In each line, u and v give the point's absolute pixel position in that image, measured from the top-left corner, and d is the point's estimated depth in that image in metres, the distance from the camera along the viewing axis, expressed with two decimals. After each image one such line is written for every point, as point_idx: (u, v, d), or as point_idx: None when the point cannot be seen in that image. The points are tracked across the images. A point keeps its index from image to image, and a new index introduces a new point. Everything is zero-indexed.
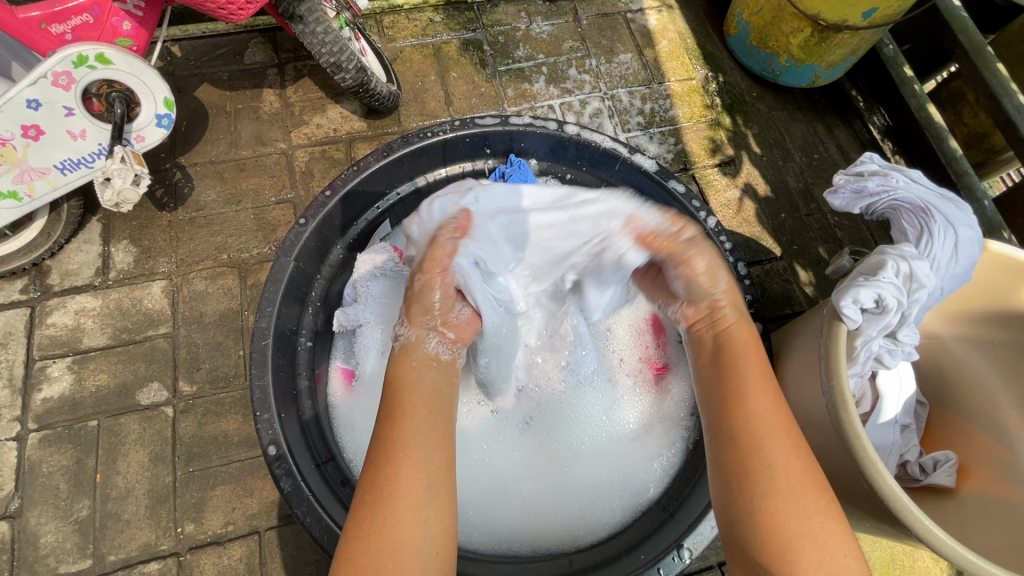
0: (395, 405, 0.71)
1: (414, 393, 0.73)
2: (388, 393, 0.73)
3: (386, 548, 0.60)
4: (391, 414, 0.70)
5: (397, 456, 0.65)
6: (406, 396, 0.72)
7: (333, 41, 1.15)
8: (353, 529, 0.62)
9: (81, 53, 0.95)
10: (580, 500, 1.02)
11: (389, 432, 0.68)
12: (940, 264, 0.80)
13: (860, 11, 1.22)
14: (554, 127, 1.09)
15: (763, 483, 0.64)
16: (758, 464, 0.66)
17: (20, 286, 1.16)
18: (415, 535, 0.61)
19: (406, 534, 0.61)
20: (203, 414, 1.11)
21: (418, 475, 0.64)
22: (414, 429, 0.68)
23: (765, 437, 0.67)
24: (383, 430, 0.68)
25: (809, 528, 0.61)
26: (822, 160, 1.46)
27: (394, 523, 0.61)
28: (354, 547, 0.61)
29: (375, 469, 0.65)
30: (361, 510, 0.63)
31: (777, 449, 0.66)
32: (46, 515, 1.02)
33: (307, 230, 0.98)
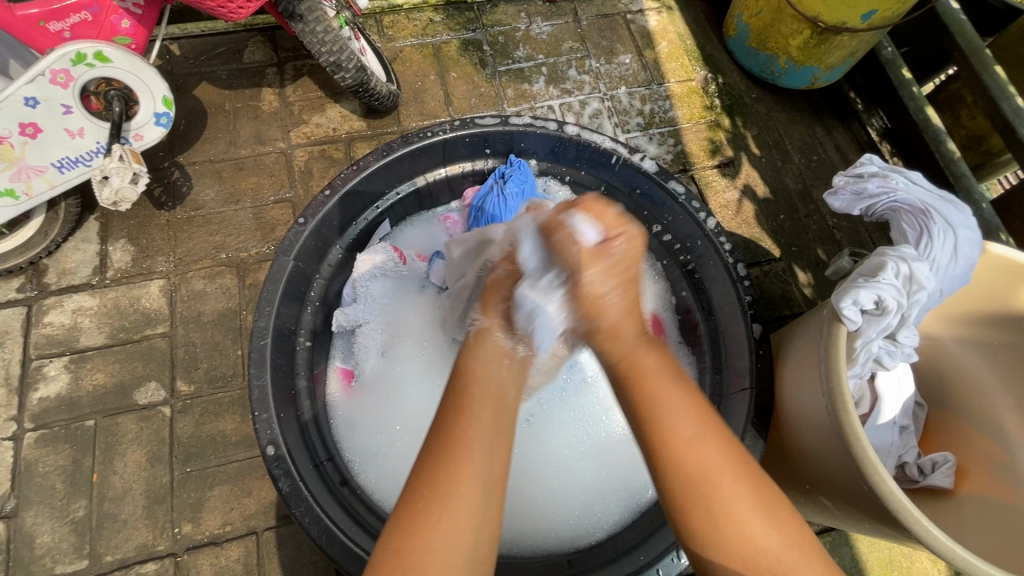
0: (463, 402, 0.67)
1: (485, 393, 0.69)
2: (454, 386, 0.70)
3: (440, 551, 0.57)
4: (460, 412, 0.66)
5: (462, 457, 0.62)
6: (478, 396, 0.68)
7: (333, 40, 1.15)
8: (403, 526, 0.59)
9: (80, 51, 0.95)
10: (578, 500, 1.02)
11: (455, 428, 0.65)
12: (939, 265, 0.80)
13: (859, 13, 1.23)
14: (554, 127, 1.09)
15: (701, 511, 0.59)
16: (707, 490, 0.59)
17: (17, 285, 1.15)
18: (465, 540, 0.59)
19: (458, 535, 0.59)
20: (201, 414, 1.10)
21: (479, 481, 0.61)
22: (486, 429, 0.65)
23: (697, 463, 0.60)
24: (453, 425, 0.65)
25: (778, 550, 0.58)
26: (821, 162, 1.47)
27: (454, 526, 0.59)
28: (405, 545, 0.58)
29: (440, 468, 0.61)
30: (413, 507, 0.60)
31: (724, 478, 0.60)
32: (42, 515, 1.02)
33: (306, 229, 0.97)
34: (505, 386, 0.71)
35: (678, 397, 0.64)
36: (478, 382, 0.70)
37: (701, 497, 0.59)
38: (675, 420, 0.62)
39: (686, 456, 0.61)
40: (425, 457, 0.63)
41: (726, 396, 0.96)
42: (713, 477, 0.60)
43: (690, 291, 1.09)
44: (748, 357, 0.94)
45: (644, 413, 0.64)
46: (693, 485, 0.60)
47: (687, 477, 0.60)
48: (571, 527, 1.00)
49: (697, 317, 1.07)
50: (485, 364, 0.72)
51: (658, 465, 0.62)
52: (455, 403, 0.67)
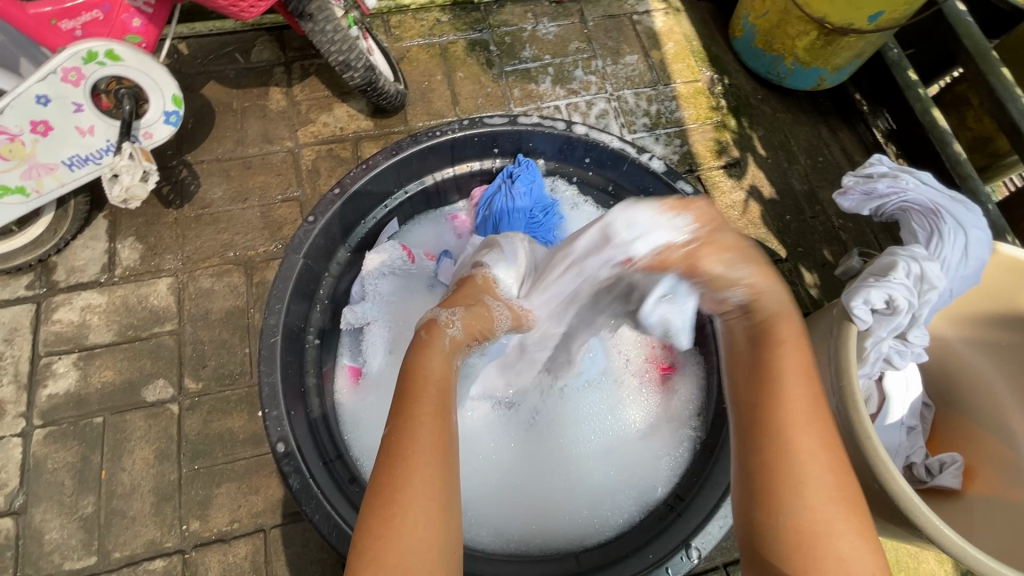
0: (414, 397, 0.68)
1: (437, 390, 0.70)
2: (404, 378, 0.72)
3: (409, 553, 0.57)
4: (412, 408, 0.67)
5: (417, 457, 0.62)
6: (428, 394, 0.69)
7: (342, 39, 1.15)
8: (381, 526, 0.59)
9: (92, 49, 0.95)
10: (586, 499, 1.02)
11: (408, 428, 0.64)
12: (950, 265, 0.80)
13: (866, 15, 1.23)
14: (562, 128, 1.09)
15: (785, 493, 0.61)
16: (789, 478, 0.61)
17: (25, 282, 1.16)
18: (438, 538, 0.59)
19: (427, 534, 0.59)
20: (209, 411, 1.11)
21: (438, 480, 0.62)
22: (437, 427, 0.65)
23: (794, 425, 0.64)
24: (402, 426, 0.65)
25: (834, 533, 0.58)
26: (827, 163, 1.47)
27: (416, 525, 0.59)
28: (375, 552, 0.57)
29: (395, 470, 0.61)
30: (377, 510, 0.60)
31: (808, 453, 0.62)
32: (50, 512, 1.02)
33: (315, 228, 0.98)
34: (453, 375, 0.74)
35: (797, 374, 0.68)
36: (428, 379, 0.70)
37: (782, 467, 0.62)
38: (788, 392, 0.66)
39: (788, 426, 0.64)
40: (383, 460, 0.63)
41: None
42: (799, 444, 0.63)
43: None
44: None
45: (772, 379, 0.67)
46: (778, 453, 0.63)
47: (777, 447, 0.63)
48: (579, 526, 1.00)
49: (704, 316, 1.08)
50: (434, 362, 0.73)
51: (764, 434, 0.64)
52: (404, 402, 0.67)
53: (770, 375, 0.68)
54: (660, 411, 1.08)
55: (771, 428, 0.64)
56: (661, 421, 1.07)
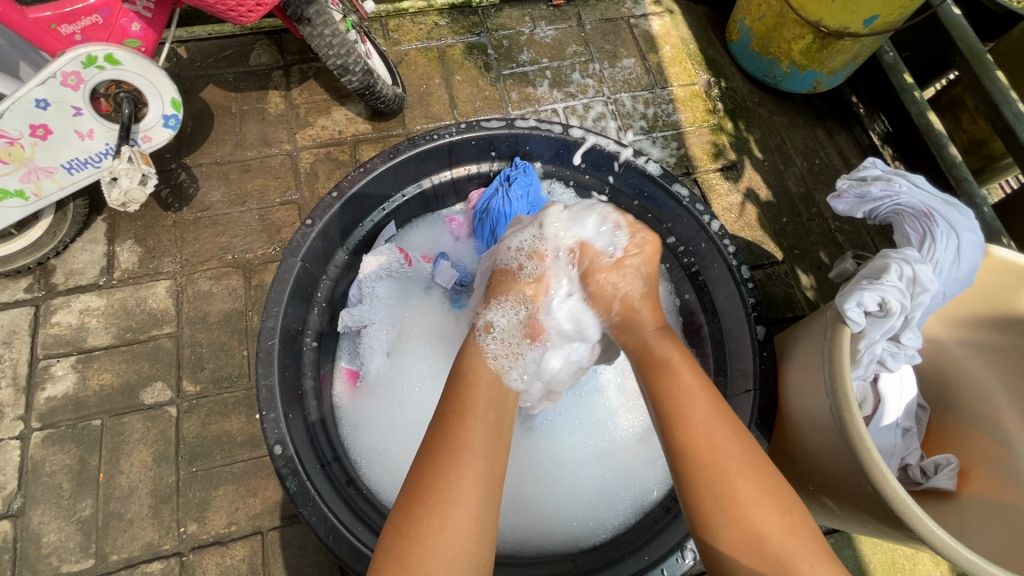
0: (463, 403, 0.70)
1: (486, 395, 0.73)
2: (455, 382, 0.75)
3: (442, 553, 0.58)
4: (461, 412, 0.69)
5: (460, 459, 0.64)
6: (476, 401, 0.71)
7: (340, 43, 1.16)
8: (405, 527, 0.60)
9: (91, 53, 0.96)
10: (582, 502, 1.02)
11: (454, 431, 0.67)
12: (943, 268, 0.81)
13: (862, 18, 1.24)
14: (559, 131, 1.10)
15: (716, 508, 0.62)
16: (725, 493, 0.62)
17: (24, 285, 1.16)
18: (465, 546, 0.60)
19: (461, 535, 0.60)
20: (207, 414, 1.11)
21: (478, 484, 0.63)
22: (484, 432, 0.68)
23: (715, 438, 0.66)
24: (453, 428, 0.67)
25: (780, 536, 0.60)
26: (823, 165, 1.48)
27: (451, 525, 0.60)
28: (408, 551, 0.58)
29: (436, 470, 0.63)
30: (415, 508, 0.61)
31: (735, 463, 0.64)
32: (49, 515, 1.02)
33: (314, 230, 0.98)
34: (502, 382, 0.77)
35: (694, 393, 0.70)
36: (478, 385, 0.73)
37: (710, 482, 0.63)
38: (695, 408, 0.68)
39: (701, 443, 0.66)
40: (424, 460, 0.65)
41: (730, 398, 0.97)
42: (720, 454, 0.65)
43: (693, 293, 1.10)
44: (752, 359, 0.95)
45: (671, 401, 0.69)
46: (707, 468, 0.64)
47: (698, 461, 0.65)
48: (576, 529, 1.00)
49: (701, 318, 1.08)
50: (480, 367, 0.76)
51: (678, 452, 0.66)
52: (455, 409, 0.70)
53: (672, 396, 0.70)
54: None
55: (691, 444, 0.66)
56: None
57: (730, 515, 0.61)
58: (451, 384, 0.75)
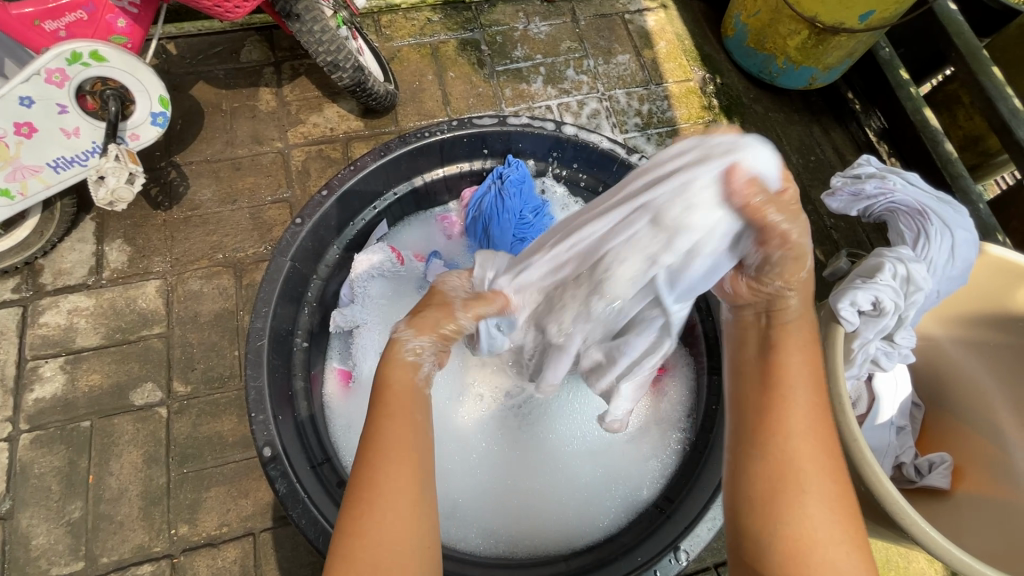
0: (383, 394, 0.66)
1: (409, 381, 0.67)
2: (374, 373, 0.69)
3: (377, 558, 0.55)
4: (382, 405, 0.65)
5: (385, 451, 0.60)
6: (397, 397, 0.66)
7: (330, 40, 1.15)
8: (343, 529, 0.57)
9: (76, 50, 0.94)
10: (574, 502, 1.02)
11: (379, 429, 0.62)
12: (938, 266, 0.80)
13: (857, 14, 1.23)
14: (552, 128, 1.09)
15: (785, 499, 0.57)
16: (793, 490, 0.58)
17: (12, 285, 1.15)
18: (405, 536, 0.57)
19: (396, 530, 0.57)
20: (197, 415, 1.10)
21: (407, 474, 0.59)
22: (401, 425, 0.63)
23: (798, 434, 0.60)
24: (371, 421, 0.63)
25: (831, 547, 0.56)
26: (819, 162, 1.47)
27: (381, 526, 0.56)
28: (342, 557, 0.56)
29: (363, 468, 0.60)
30: (347, 510, 0.58)
31: (816, 466, 0.59)
32: (37, 517, 1.01)
33: (303, 229, 0.98)
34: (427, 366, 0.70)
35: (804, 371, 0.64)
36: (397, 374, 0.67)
37: (784, 481, 0.58)
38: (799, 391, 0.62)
39: (794, 434, 0.61)
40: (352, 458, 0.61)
41: None
42: (802, 450, 0.59)
43: None
44: None
45: (779, 383, 0.63)
46: (779, 459, 0.59)
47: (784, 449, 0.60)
48: (567, 529, 0.99)
49: (694, 317, 1.04)
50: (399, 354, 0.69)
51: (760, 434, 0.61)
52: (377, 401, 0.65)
53: (775, 373, 0.64)
54: (651, 413, 1.07)
55: (773, 439, 0.60)
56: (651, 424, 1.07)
57: (790, 515, 0.56)
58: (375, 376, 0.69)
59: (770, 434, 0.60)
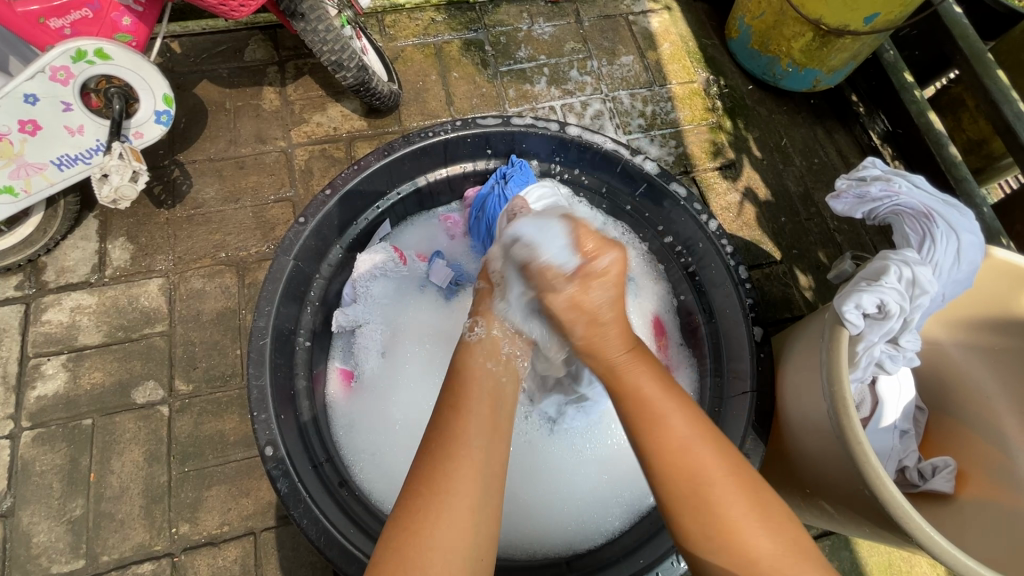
0: (460, 397, 0.69)
1: (483, 391, 0.70)
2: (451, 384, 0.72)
3: (441, 546, 0.57)
4: (456, 408, 0.67)
5: (458, 452, 0.63)
6: (476, 395, 0.69)
7: (334, 39, 1.15)
8: (405, 524, 0.58)
9: (80, 48, 0.94)
10: (579, 506, 1.01)
11: (450, 428, 0.65)
12: (943, 269, 0.80)
13: (861, 16, 1.22)
14: (556, 128, 1.08)
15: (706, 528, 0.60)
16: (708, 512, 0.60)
17: (15, 282, 1.15)
18: (466, 540, 0.58)
19: (459, 529, 0.58)
20: (199, 413, 1.10)
21: (475, 478, 0.61)
22: (481, 428, 0.66)
23: (705, 468, 0.62)
24: (449, 422, 0.66)
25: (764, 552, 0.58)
26: (822, 165, 1.47)
27: (450, 513, 0.59)
28: (409, 541, 0.57)
29: (437, 464, 0.62)
30: (411, 506, 0.60)
31: (717, 483, 0.61)
32: (38, 514, 1.01)
33: (307, 228, 0.97)
34: (498, 384, 0.73)
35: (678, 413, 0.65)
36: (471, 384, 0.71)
37: (705, 519, 0.60)
38: (679, 427, 0.65)
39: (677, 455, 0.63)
40: (421, 458, 0.63)
41: (727, 399, 0.96)
42: (698, 471, 0.62)
43: (692, 294, 1.08)
44: (749, 359, 0.94)
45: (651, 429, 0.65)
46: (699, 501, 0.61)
47: (681, 484, 0.62)
48: (570, 532, 0.99)
49: (699, 319, 1.07)
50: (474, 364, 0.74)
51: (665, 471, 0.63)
52: (450, 404, 0.68)
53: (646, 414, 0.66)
54: None
55: (682, 480, 0.62)
56: None
57: (702, 516, 0.60)
58: (447, 382, 0.73)
59: (682, 475, 0.62)
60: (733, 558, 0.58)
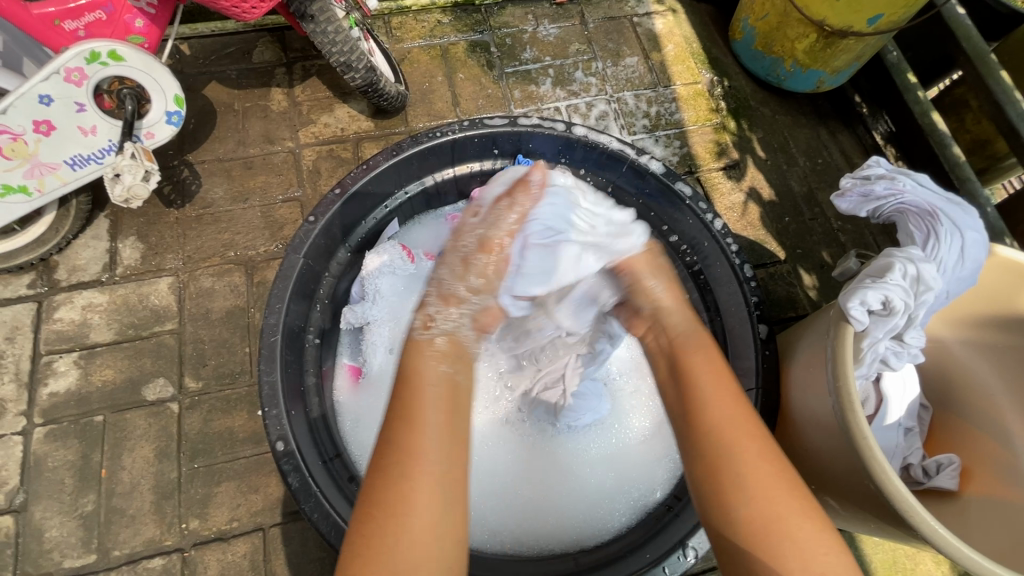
0: (408, 401, 0.64)
1: (434, 396, 0.65)
2: (398, 380, 0.67)
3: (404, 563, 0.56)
4: (405, 415, 0.63)
5: (415, 468, 0.60)
6: (417, 393, 0.65)
7: (343, 41, 1.16)
8: (361, 537, 0.58)
9: (95, 49, 0.96)
10: (584, 503, 1.02)
11: (399, 438, 0.61)
12: (947, 267, 0.80)
13: (865, 17, 1.23)
14: (562, 129, 1.10)
15: (730, 497, 0.60)
16: (733, 487, 0.60)
17: (27, 281, 1.16)
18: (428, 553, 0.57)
19: (421, 540, 0.57)
20: (208, 411, 1.11)
21: (434, 495, 0.59)
22: (436, 434, 0.62)
23: (725, 434, 0.64)
24: (399, 434, 0.62)
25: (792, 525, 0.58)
26: (826, 165, 1.48)
27: (409, 534, 0.57)
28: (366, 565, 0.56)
29: (392, 485, 0.59)
30: (364, 521, 0.58)
31: (747, 450, 0.63)
32: (51, 510, 1.03)
33: (316, 227, 0.98)
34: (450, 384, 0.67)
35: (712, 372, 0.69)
36: (422, 387, 0.65)
37: (723, 475, 0.61)
38: (706, 391, 0.67)
39: (719, 427, 0.64)
40: (375, 468, 0.61)
41: None
42: (733, 440, 0.63)
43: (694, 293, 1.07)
44: (754, 357, 0.95)
45: (693, 397, 0.67)
46: (719, 459, 0.62)
47: (711, 460, 0.63)
48: (575, 528, 1.00)
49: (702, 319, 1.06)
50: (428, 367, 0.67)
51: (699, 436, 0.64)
52: (398, 406, 0.64)
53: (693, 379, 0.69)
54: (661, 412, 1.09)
55: (704, 442, 0.64)
56: (661, 424, 1.08)
57: (726, 482, 0.61)
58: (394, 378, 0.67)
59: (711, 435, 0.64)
60: (755, 527, 0.58)
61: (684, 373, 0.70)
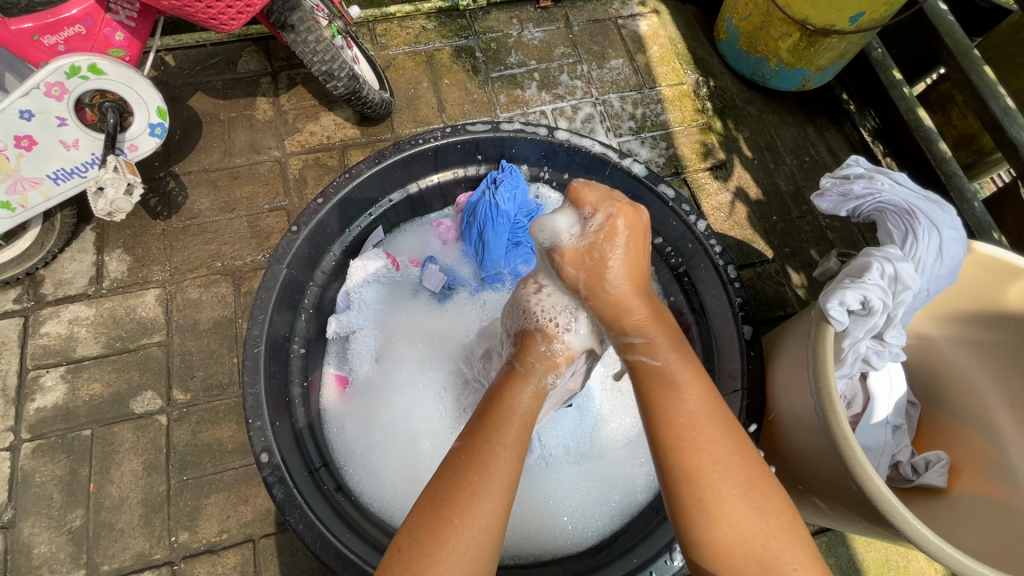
0: (499, 424, 0.64)
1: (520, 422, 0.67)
2: (489, 409, 0.68)
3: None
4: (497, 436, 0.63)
5: (491, 482, 0.58)
6: (512, 425, 0.65)
7: (325, 49, 1.16)
8: (427, 545, 0.54)
9: (74, 64, 0.95)
10: (571, 507, 1.02)
11: (487, 455, 0.60)
12: (926, 265, 0.80)
13: (847, 16, 1.23)
14: (545, 133, 1.10)
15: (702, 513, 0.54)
16: (708, 495, 0.54)
17: (13, 295, 1.16)
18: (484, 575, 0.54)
19: (479, 560, 0.54)
20: (197, 422, 1.11)
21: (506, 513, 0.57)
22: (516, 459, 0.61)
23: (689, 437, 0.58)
24: (482, 450, 0.61)
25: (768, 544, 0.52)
26: (812, 163, 1.48)
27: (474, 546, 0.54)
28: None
29: (458, 492, 0.57)
30: (436, 528, 0.54)
31: (715, 456, 0.57)
32: (39, 525, 1.02)
33: (299, 237, 0.98)
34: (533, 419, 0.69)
35: (682, 382, 0.63)
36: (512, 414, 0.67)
37: (693, 485, 0.55)
38: (678, 394, 0.62)
39: (684, 433, 0.58)
40: (451, 478, 0.58)
41: None
42: (702, 444, 0.57)
43: (682, 294, 1.07)
44: (739, 359, 0.95)
45: (652, 406, 0.62)
46: (687, 471, 0.56)
47: (687, 465, 0.56)
48: (562, 532, 1.00)
49: (690, 319, 1.05)
50: (521, 397, 0.70)
51: (661, 449, 0.59)
52: (489, 429, 0.64)
53: (654, 388, 0.63)
54: None
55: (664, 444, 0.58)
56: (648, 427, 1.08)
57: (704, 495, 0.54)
58: (487, 410, 0.67)
59: (675, 450, 0.57)
60: (730, 546, 0.52)
61: (650, 375, 0.65)
